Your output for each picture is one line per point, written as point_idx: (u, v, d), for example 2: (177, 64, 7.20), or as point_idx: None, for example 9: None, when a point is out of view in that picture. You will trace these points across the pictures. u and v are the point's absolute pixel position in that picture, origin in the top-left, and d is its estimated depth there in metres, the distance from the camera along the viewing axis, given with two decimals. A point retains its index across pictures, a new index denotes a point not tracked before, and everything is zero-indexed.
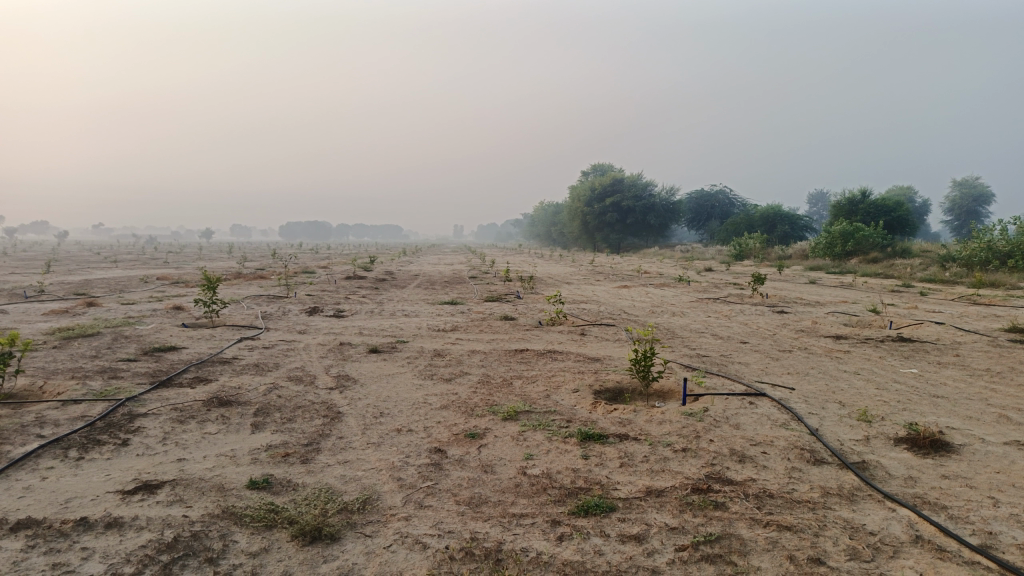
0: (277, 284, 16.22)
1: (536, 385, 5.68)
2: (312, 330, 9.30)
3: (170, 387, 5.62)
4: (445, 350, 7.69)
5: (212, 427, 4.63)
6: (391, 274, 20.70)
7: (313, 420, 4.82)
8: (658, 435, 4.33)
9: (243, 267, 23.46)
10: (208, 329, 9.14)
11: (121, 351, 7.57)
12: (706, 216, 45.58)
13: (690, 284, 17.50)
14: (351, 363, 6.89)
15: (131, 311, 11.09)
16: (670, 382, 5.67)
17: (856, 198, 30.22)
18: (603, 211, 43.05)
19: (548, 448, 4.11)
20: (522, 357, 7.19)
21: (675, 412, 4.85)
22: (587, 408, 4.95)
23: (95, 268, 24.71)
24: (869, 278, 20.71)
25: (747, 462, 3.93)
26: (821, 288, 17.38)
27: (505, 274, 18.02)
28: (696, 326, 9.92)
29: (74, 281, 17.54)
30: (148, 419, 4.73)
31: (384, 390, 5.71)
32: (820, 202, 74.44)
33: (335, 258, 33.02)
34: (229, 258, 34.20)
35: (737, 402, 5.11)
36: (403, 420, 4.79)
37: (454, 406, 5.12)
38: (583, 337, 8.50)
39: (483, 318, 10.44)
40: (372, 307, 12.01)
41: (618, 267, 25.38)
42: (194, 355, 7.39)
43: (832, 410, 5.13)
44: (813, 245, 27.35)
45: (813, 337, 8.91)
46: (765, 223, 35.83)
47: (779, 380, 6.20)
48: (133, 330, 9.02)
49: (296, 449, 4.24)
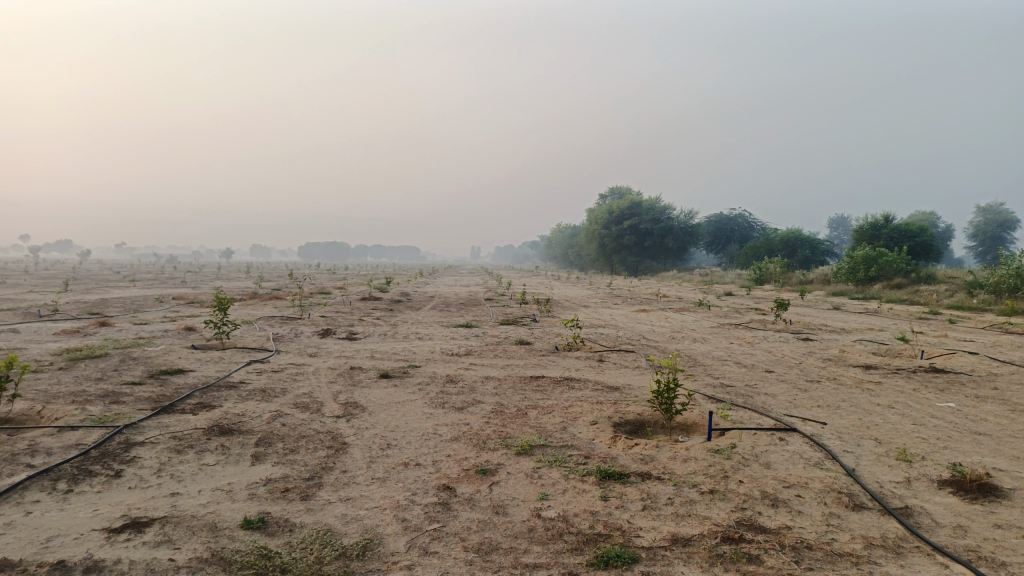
0: (291, 305, 16.08)
1: (551, 416, 5.41)
2: (323, 353, 9.10)
3: (172, 414, 5.40)
4: (458, 376, 7.44)
5: (210, 458, 4.39)
6: (407, 296, 20.54)
7: (317, 451, 4.57)
8: (683, 474, 4.04)
9: (259, 287, 23.48)
10: (217, 352, 8.96)
11: (127, 373, 7.40)
12: (726, 240, 45.15)
13: (710, 309, 17.18)
14: (361, 389, 6.66)
15: (142, 331, 10.96)
16: (694, 415, 5.37)
17: (879, 223, 29.75)
18: (621, 234, 42.76)
19: (565, 487, 3.83)
20: (538, 384, 6.92)
21: (700, 448, 4.56)
22: (606, 442, 4.67)
23: (114, 287, 24.76)
24: (894, 305, 20.24)
25: (780, 507, 3.63)
26: (844, 315, 16.96)
27: (522, 296, 17.78)
28: (718, 353, 9.60)
29: (90, 300, 17.53)
30: (145, 448, 4.51)
31: (393, 419, 5.46)
32: (840, 227, 73.75)
33: (351, 278, 33.01)
34: (247, 278, 34.29)
35: (766, 439, 4.80)
36: (412, 453, 4.53)
37: (466, 437, 4.85)
38: (601, 364, 8.21)
39: (498, 342, 10.20)
40: (385, 330, 11.80)
41: (636, 291, 25.07)
42: (201, 378, 7.19)
43: (868, 449, 4.81)
44: (835, 270, 26.88)
45: (841, 367, 8.55)
46: (786, 248, 35.36)
47: (808, 414, 5.87)
48: (142, 351, 8.86)
49: (297, 484, 3.99)
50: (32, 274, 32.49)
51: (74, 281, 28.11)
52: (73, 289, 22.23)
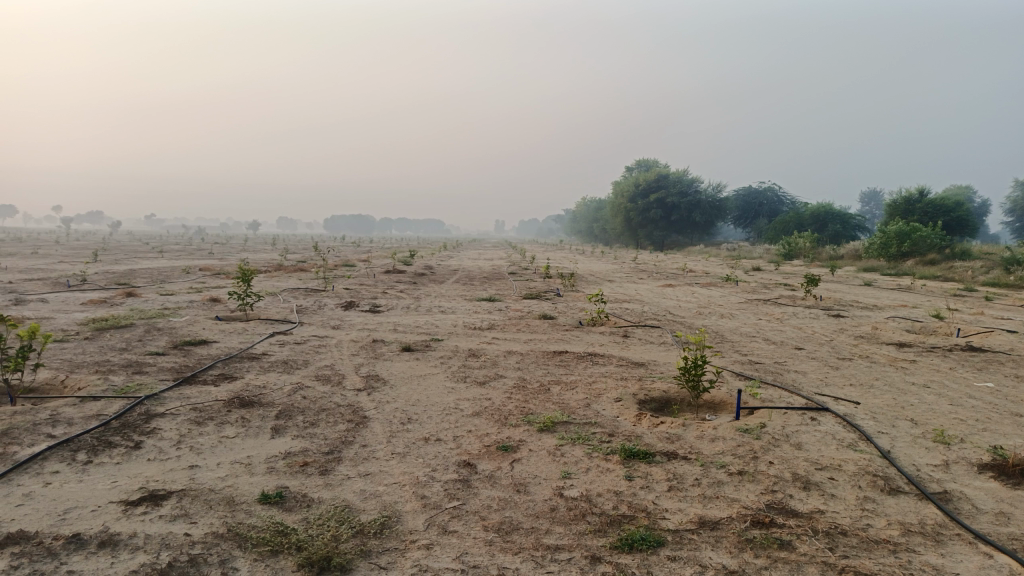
0: (316, 277, 16.12)
1: (575, 393, 5.30)
2: (346, 326, 9.06)
3: (194, 385, 5.38)
4: (480, 350, 7.36)
5: (230, 431, 4.35)
6: (431, 269, 20.47)
7: (337, 425, 4.51)
8: (711, 454, 3.91)
9: (285, 260, 23.60)
10: (241, 323, 8.96)
11: (151, 344, 7.42)
12: (754, 214, 44.43)
13: (738, 284, 16.91)
14: (383, 363, 6.60)
15: (168, 302, 11.02)
16: (722, 393, 5.22)
17: (913, 197, 28.99)
18: (647, 207, 42.25)
19: (588, 466, 3.73)
20: (561, 359, 6.81)
21: (729, 427, 4.42)
22: (631, 420, 4.55)
23: (143, 258, 25.08)
24: (928, 281, 19.76)
25: (812, 490, 3.49)
26: (875, 291, 16.59)
27: (547, 271, 17.63)
28: (746, 329, 9.40)
29: (119, 271, 17.72)
30: (165, 420, 4.48)
31: (414, 393, 5.38)
32: (873, 201, 72.26)
33: (375, 251, 33.14)
34: (273, 250, 34.58)
35: (797, 418, 4.65)
36: (433, 429, 4.45)
37: (487, 413, 4.76)
38: (626, 339, 8.07)
39: (521, 316, 10.08)
40: (409, 303, 11.75)
41: (663, 266, 24.77)
42: (223, 350, 7.19)
43: (904, 430, 4.64)
44: (867, 245, 26.32)
45: (874, 345, 8.32)
46: (816, 222, 34.69)
47: (840, 393, 5.70)
48: (167, 322, 8.90)
49: (316, 458, 3.93)
50: (64, 245, 32.94)
51: (104, 252, 28.46)
52: (103, 259, 22.47)
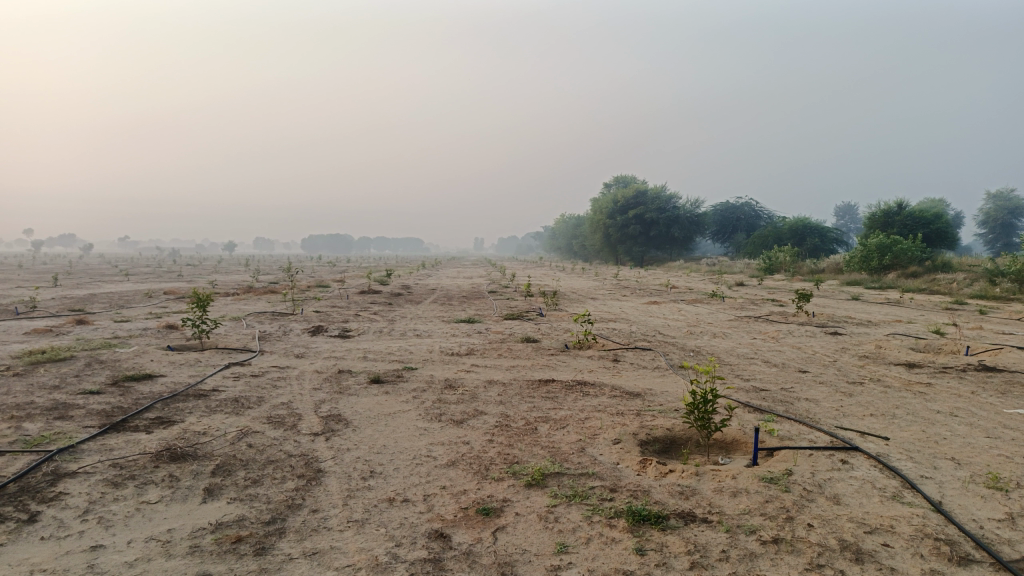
0: (284, 299, 15.28)
1: (566, 433, 4.60)
2: (311, 354, 8.29)
3: (121, 433, 4.59)
4: (458, 380, 6.63)
5: (151, 495, 3.59)
6: (407, 289, 19.64)
7: (285, 483, 3.76)
8: (735, 515, 3.22)
9: (256, 281, 22.70)
10: (194, 353, 8.14)
11: (88, 380, 6.60)
12: (732, 229, 44.20)
13: (724, 301, 16.34)
14: (348, 398, 5.86)
15: (120, 330, 10.16)
16: (735, 431, 4.55)
17: (892, 210, 28.78)
18: (626, 224, 41.81)
19: (589, 536, 3.03)
20: (548, 390, 6.11)
21: (751, 475, 3.76)
22: (635, 470, 3.86)
23: (106, 281, 24.09)
24: (915, 295, 19.34)
25: (867, 563, 2.81)
26: (865, 306, 16.06)
27: (528, 289, 16.96)
28: (743, 350, 8.77)
29: (75, 295, 16.72)
30: (76, 481, 3.70)
31: (380, 437, 4.65)
32: (848, 215, 72.73)
33: (350, 271, 32.34)
34: (248, 271, 33.65)
35: (826, 462, 3.99)
36: (400, 486, 3.73)
37: (465, 463, 4.04)
38: (617, 365, 7.40)
39: (502, 339, 9.36)
40: (381, 327, 10.95)
41: (645, 282, 24.20)
42: (169, 386, 6.39)
43: (949, 473, 3.99)
44: (848, 258, 25.97)
45: (882, 366, 7.72)
46: (795, 236, 34.41)
47: (864, 426, 5.06)
48: (112, 354, 8.06)
49: (253, 531, 3.19)
50: (27, 269, 31.58)
51: (68, 276, 27.13)
52: (63, 284, 21.22)
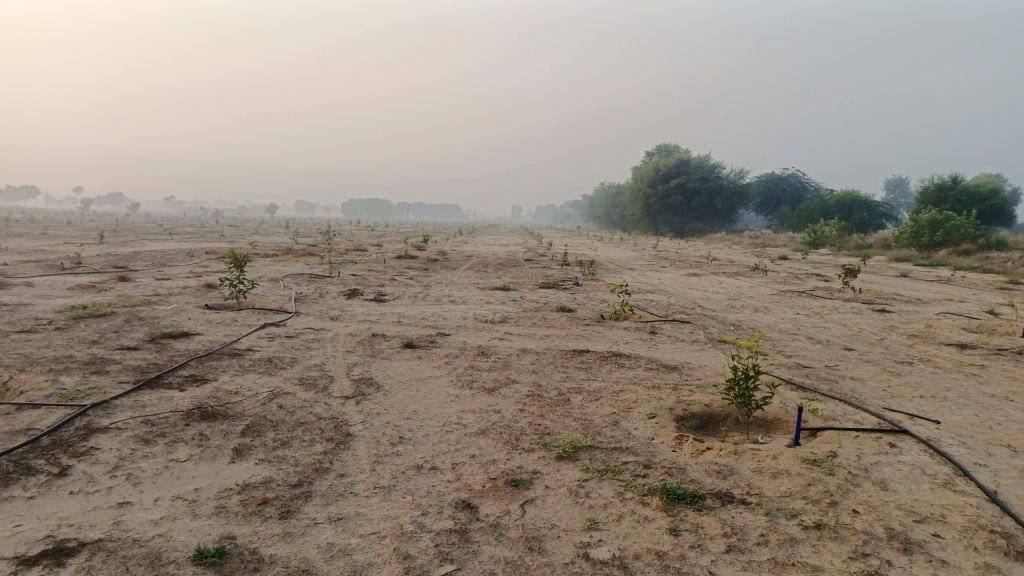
0: (322, 262, 15.34)
1: (600, 405, 4.47)
2: (345, 317, 8.28)
3: (155, 390, 4.61)
4: (491, 348, 6.54)
5: (180, 453, 3.57)
6: (445, 255, 19.58)
7: (313, 446, 3.72)
8: (775, 498, 3.08)
9: (295, 243, 22.88)
10: (231, 312, 8.19)
11: (127, 336, 6.67)
12: (776, 201, 43.16)
13: (766, 274, 15.96)
14: (380, 362, 5.82)
15: (160, 288, 10.29)
16: (776, 409, 4.38)
17: (946, 184, 27.70)
18: (667, 193, 41.08)
19: (621, 514, 2.92)
20: (582, 360, 5.99)
21: (793, 457, 3.59)
22: (670, 446, 3.73)
23: (151, 240, 24.52)
24: (967, 273, 18.66)
25: (916, 554, 2.65)
26: (914, 283, 15.52)
27: (565, 258, 16.77)
28: (785, 326, 8.52)
29: (120, 253, 17.02)
30: (108, 437, 3.71)
31: (411, 402, 4.59)
32: (898, 189, 70.54)
33: (387, 236, 32.40)
34: (288, 233, 34.02)
35: (873, 445, 3.81)
36: (428, 453, 3.65)
37: (495, 432, 3.95)
38: (654, 337, 7.23)
39: (537, 308, 9.24)
40: (416, 292, 10.92)
41: (685, 254, 23.79)
42: (205, 344, 6.43)
43: (1005, 460, 3.77)
44: (897, 234, 25.17)
45: (932, 347, 7.41)
46: (841, 210, 33.44)
47: (913, 408, 4.83)
48: (151, 311, 8.14)
49: (278, 494, 3.15)
50: (75, 227, 32.28)
51: (114, 234, 27.67)
52: (109, 242, 21.64)
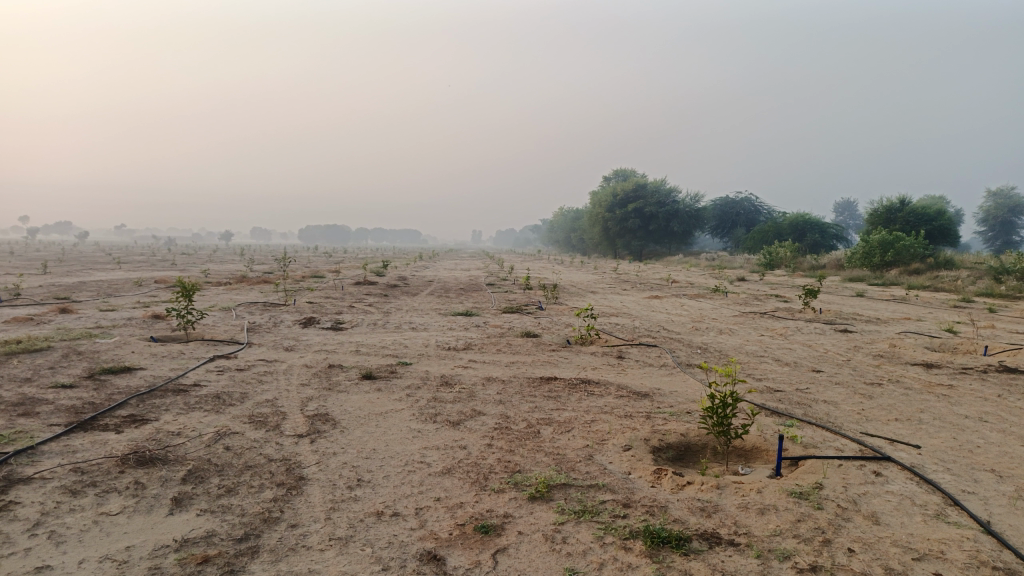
0: (277, 290, 14.87)
1: (572, 438, 4.23)
2: (301, 347, 7.91)
3: (88, 432, 4.22)
4: (454, 377, 6.26)
5: (112, 505, 3.22)
6: (404, 280, 19.24)
7: (262, 493, 3.40)
8: (764, 537, 2.87)
9: (250, 271, 22.26)
10: (178, 345, 7.76)
11: (63, 372, 6.22)
12: (732, 224, 43.82)
13: (727, 296, 15.99)
14: (337, 395, 5.50)
15: (103, 320, 9.76)
16: (755, 437, 4.19)
17: (894, 206, 28.41)
18: (625, 217, 41.42)
19: (602, 561, 2.67)
20: (550, 388, 5.76)
21: (778, 489, 3.40)
22: (648, 481, 3.50)
23: (97, 269, 23.65)
24: (920, 292, 18.99)
25: None
26: (872, 303, 15.70)
27: (527, 282, 16.59)
28: (751, 348, 8.40)
29: (62, 283, 16.28)
30: (30, 488, 3.33)
31: (370, 440, 4.29)
32: (847, 211, 72.45)
33: (345, 262, 31.96)
34: (242, 260, 33.15)
35: (858, 475, 3.64)
36: (389, 497, 3.36)
37: (461, 471, 3.68)
38: (621, 362, 7.04)
39: (501, 334, 8.99)
40: (375, 319, 10.58)
41: (646, 277, 23.78)
42: (149, 379, 6.02)
43: (992, 487, 3.63)
44: (850, 254, 25.61)
45: (900, 367, 7.36)
46: (795, 232, 34.05)
47: (890, 432, 4.70)
48: (91, 344, 7.67)
49: (222, 550, 2.82)
50: (19, 255, 31.03)
51: (59, 263, 26.69)
52: (52, 272, 20.80)
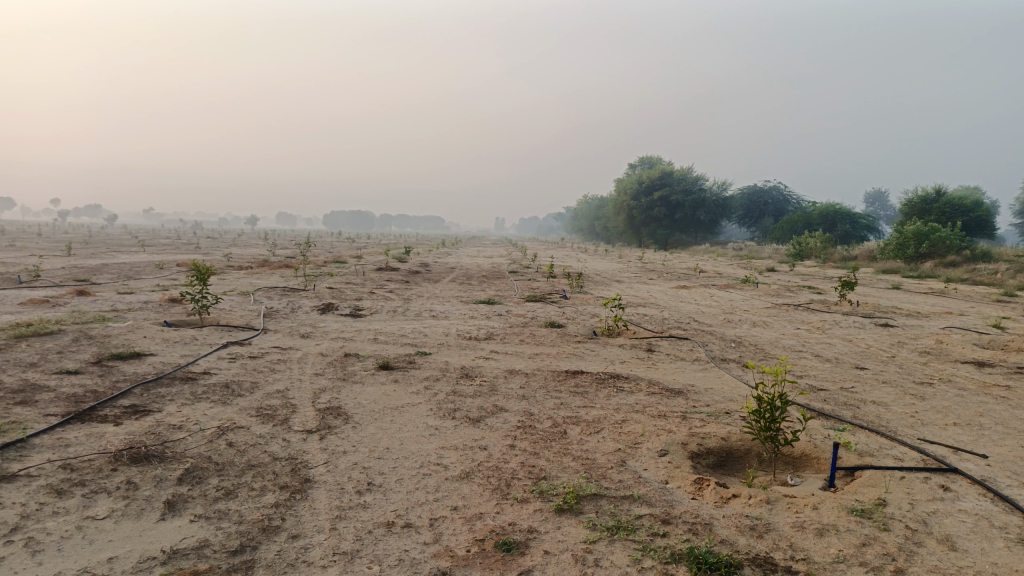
0: (297, 274, 14.64)
1: (602, 440, 3.89)
2: (317, 334, 7.63)
3: (85, 425, 3.96)
4: (475, 369, 5.94)
5: (98, 509, 2.93)
6: (427, 267, 18.96)
7: (263, 497, 3.10)
8: (827, 565, 2.50)
9: (271, 255, 22.09)
10: (191, 330, 7.51)
11: (70, 358, 5.99)
12: (760, 213, 42.97)
13: (757, 287, 15.49)
14: (351, 387, 5.20)
15: (119, 303, 9.57)
16: (804, 445, 3.82)
17: (930, 196, 27.50)
18: (651, 205, 40.77)
19: None
20: (577, 383, 5.41)
21: (836, 506, 3.03)
22: (689, 493, 3.15)
23: (121, 252, 23.59)
24: (959, 285, 18.28)
25: None
26: (909, 296, 15.10)
27: (551, 271, 16.20)
28: (788, 342, 7.97)
29: (84, 265, 16.21)
30: (12, 487, 3.06)
31: (384, 437, 3.98)
32: (877, 202, 71.04)
33: (368, 247, 31.74)
34: (266, 244, 33.13)
35: (924, 490, 3.26)
36: (401, 506, 3.04)
37: (482, 476, 3.36)
38: (651, 356, 6.66)
39: (524, 323, 8.64)
40: (395, 306, 10.29)
41: (671, 267, 23.29)
42: (157, 366, 5.77)
43: None
44: (882, 245, 24.86)
45: (949, 365, 6.90)
46: (825, 222, 33.24)
47: (951, 439, 4.29)
48: (102, 329, 7.43)
49: (213, 565, 2.52)
50: (47, 237, 31.20)
51: (85, 245, 26.77)
52: (77, 254, 20.76)
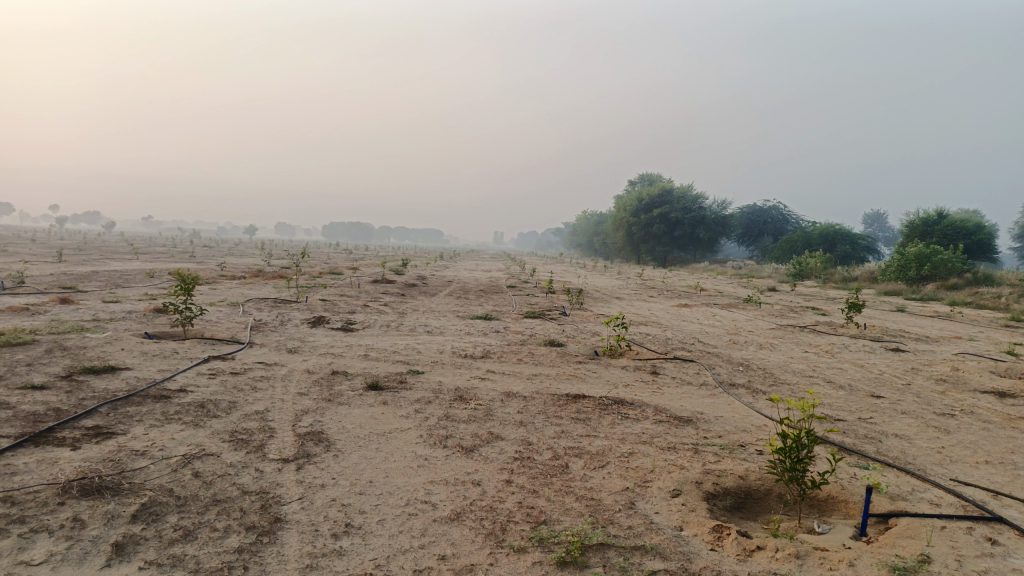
0: (290, 285, 14.27)
1: (608, 476, 3.53)
2: (305, 350, 7.27)
3: (38, 448, 3.60)
4: (469, 391, 5.58)
5: (35, 552, 2.56)
6: (423, 280, 18.59)
7: (226, 539, 2.74)
8: None
9: (268, 265, 21.70)
10: (172, 343, 7.15)
11: (39, 371, 5.61)
12: (759, 232, 42.74)
13: (760, 307, 15.16)
14: (336, 409, 4.84)
15: (101, 312, 9.19)
16: (831, 487, 3.46)
17: (931, 218, 27.24)
18: (651, 222, 40.55)
19: None
20: (578, 409, 5.05)
21: (875, 563, 2.67)
22: (707, 543, 2.80)
23: (114, 259, 23.18)
24: (963, 309, 17.95)
25: None
26: (915, 319, 14.75)
27: (550, 287, 15.86)
28: (798, 367, 7.60)
29: (73, 272, 15.85)
30: None
31: (368, 468, 3.62)
32: (876, 223, 70.92)
33: (366, 259, 31.38)
34: (262, 253, 32.77)
35: (971, 543, 2.90)
36: (381, 553, 2.68)
37: (475, 518, 3.00)
38: (657, 379, 6.30)
39: (522, 341, 8.28)
40: (389, 320, 9.93)
41: (671, 284, 22.99)
42: (132, 382, 5.41)
43: None
44: (884, 267, 24.56)
45: (971, 395, 6.53)
46: (825, 242, 32.98)
47: (986, 480, 3.93)
48: (79, 340, 7.05)
49: None
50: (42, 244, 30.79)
51: (81, 251, 26.34)
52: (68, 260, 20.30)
